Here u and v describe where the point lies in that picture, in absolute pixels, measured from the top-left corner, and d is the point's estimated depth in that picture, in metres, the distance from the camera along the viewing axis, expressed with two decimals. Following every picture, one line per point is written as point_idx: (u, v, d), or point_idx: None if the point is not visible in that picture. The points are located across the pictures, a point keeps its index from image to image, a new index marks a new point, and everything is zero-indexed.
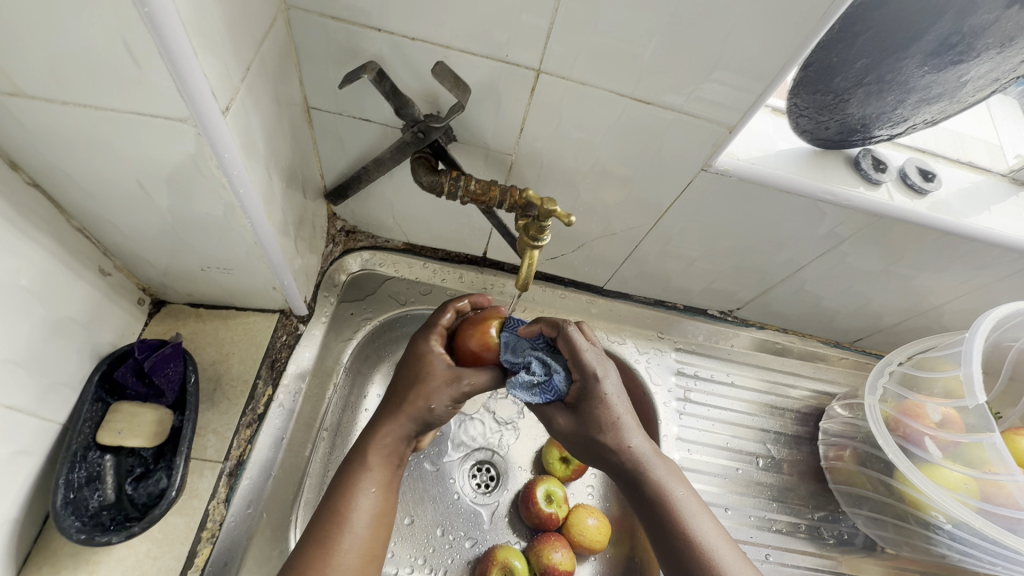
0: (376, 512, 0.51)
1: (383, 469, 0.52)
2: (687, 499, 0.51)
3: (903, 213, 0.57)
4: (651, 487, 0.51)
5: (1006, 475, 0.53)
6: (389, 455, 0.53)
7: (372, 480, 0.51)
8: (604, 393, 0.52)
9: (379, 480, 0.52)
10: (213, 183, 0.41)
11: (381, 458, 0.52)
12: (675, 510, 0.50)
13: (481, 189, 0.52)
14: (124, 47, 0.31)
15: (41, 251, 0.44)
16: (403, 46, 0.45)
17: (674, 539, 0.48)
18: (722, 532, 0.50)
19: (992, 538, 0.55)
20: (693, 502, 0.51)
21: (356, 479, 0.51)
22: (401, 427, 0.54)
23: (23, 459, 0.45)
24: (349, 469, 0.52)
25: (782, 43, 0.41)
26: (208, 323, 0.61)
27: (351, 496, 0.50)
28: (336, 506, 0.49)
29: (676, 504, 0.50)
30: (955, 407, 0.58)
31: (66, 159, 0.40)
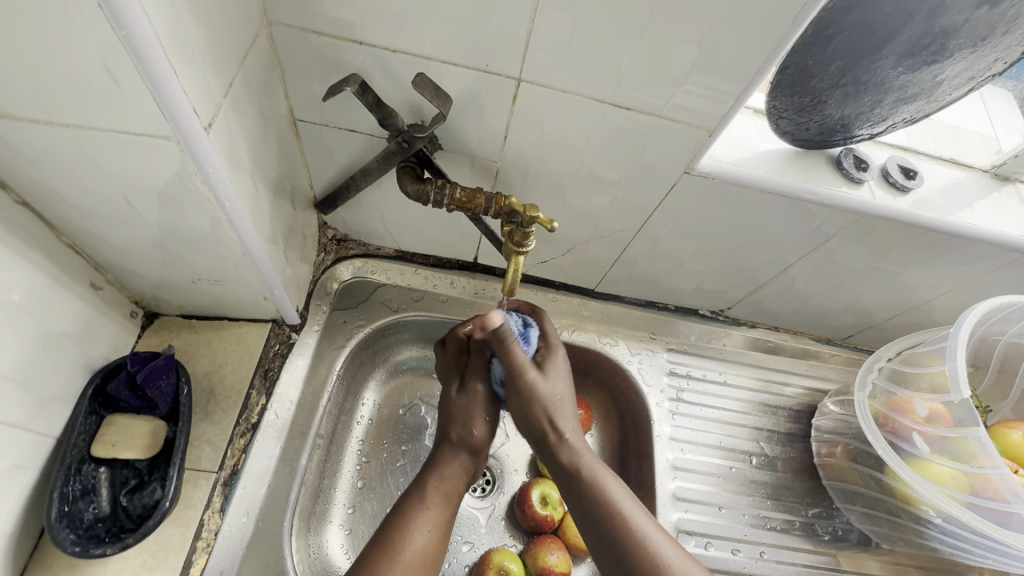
0: (427, 550, 0.50)
1: (439, 505, 0.53)
2: (627, 499, 0.52)
3: (885, 210, 0.57)
4: (592, 488, 0.53)
5: (992, 468, 0.54)
6: (449, 492, 0.55)
7: (426, 515, 0.52)
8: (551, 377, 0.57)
9: (435, 517, 0.52)
10: (199, 198, 0.42)
11: (440, 495, 0.54)
12: (607, 500, 0.51)
13: (466, 197, 0.52)
14: (104, 68, 0.32)
15: (31, 268, 0.45)
16: (384, 58, 0.46)
17: (603, 524, 0.50)
18: (665, 534, 0.50)
19: (980, 532, 0.55)
20: (634, 504, 0.52)
21: (413, 515, 0.52)
22: (455, 460, 0.57)
23: (18, 473, 0.46)
24: (409, 503, 0.53)
25: (757, 47, 0.42)
26: (200, 334, 0.62)
27: (404, 528, 0.51)
28: (389, 540, 0.50)
29: (607, 492, 0.52)
30: (942, 401, 0.58)
31: (54, 177, 0.40)
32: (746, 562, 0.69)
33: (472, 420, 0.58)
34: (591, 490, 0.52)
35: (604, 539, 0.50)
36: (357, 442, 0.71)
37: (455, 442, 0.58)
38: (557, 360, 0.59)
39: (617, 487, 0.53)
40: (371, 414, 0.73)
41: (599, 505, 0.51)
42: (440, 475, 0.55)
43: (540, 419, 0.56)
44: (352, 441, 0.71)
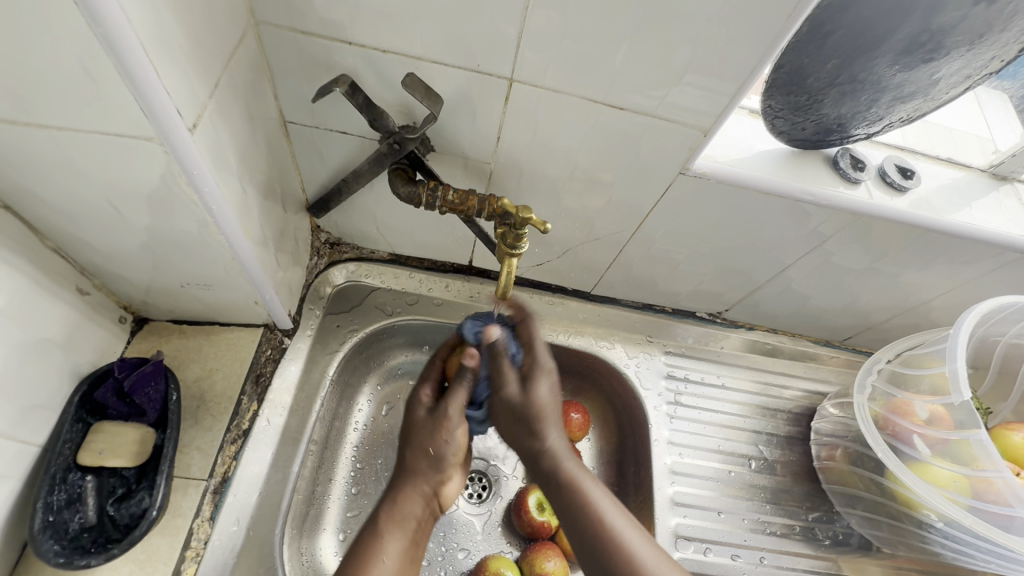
0: None
1: (399, 536, 0.53)
2: (652, 554, 0.51)
3: (882, 211, 0.57)
4: (585, 514, 0.53)
5: (994, 471, 0.52)
6: (408, 522, 0.55)
7: (386, 547, 0.52)
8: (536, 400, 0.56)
9: (395, 550, 0.52)
10: (186, 201, 0.41)
11: (398, 527, 0.54)
12: (588, 505, 0.53)
13: (459, 199, 0.51)
14: (84, 67, 0.30)
15: (16, 273, 0.44)
16: (373, 58, 0.45)
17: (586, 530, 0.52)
18: (649, 541, 0.52)
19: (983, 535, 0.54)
20: (616, 508, 0.54)
21: (371, 547, 0.52)
22: (416, 487, 0.57)
23: (2, 483, 0.45)
24: (366, 537, 0.53)
25: (750, 48, 0.41)
26: (191, 340, 0.61)
27: (366, 567, 0.50)
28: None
29: (588, 498, 0.54)
30: (943, 403, 0.57)
31: (36, 181, 0.39)
32: (746, 567, 0.68)
33: (437, 441, 0.57)
34: (612, 556, 0.50)
35: (585, 542, 0.52)
36: (351, 447, 0.71)
37: (419, 462, 0.57)
38: (542, 371, 0.57)
39: (643, 549, 0.51)
40: (365, 419, 0.73)
41: (580, 516, 0.53)
42: (393, 504, 0.55)
43: (523, 433, 0.57)
44: (345, 446, 0.70)
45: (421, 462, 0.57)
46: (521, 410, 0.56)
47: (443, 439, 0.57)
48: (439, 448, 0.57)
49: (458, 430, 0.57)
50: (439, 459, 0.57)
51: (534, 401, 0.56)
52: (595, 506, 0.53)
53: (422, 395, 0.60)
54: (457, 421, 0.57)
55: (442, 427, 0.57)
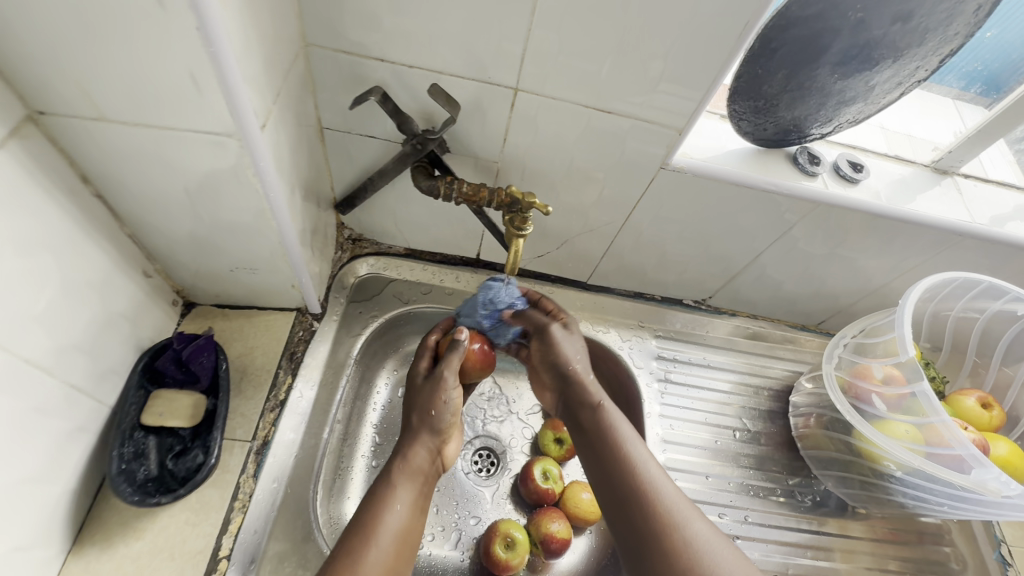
0: (400, 529, 0.55)
1: (409, 487, 0.59)
2: (661, 474, 0.57)
3: (837, 199, 0.66)
4: (607, 430, 0.61)
5: (936, 417, 0.59)
6: (415, 473, 0.61)
7: (398, 498, 0.57)
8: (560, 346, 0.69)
9: (406, 498, 0.58)
10: (249, 190, 0.50)
11: (407, 478, 0.60)
12: (611, 424, 0.62)
13: (472, 191, 0.60)
14: (191, 78, 0.38)
15: (101, 253, 0.51)
16: (401, 72, 0.54)
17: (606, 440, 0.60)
18: (658, 462, 0.59)
19: (934, 478, 0.62)
20: (634, 435, 0.62)
21: (385, 496, 0.57)
22: (420, 439, 0.63)
23: (82, 435, 0.52)
24: (378, 487, 0.58)
25: (713, 60, 0.50)
26: (233, 322, 0.69)
27: (379, 512, 0.55)
28: (363, 522, 0.54)
29: (611, 420, 0.62)
30: (896, 365, 0.64)
31: (127, 172, 0.47)
32: (733, 525, 0.75)
33: (437, 399, 0.64)
34: (624, 466, 0.57)
35: (604, 448, 0.60)
36: (372, 425, 0.78)
37: (422, 424, 0.64)
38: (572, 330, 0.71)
39: (653, 467, 0.58)
40: (383, 401, 0.80)
41: (603, 431, 0.61)
42: (404, 460, 0.61)
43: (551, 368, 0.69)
44: (366, 426, 0.77)
45: (425, 423, 0.64)
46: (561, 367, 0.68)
47: (442, 399, 0.64)
48: (438, 412, 0.64)
49: (453, 389, 0.65)
50: (437, 421, 0.64)
51: (562, 353, 0.69)
52: (616, 427, 0.61)
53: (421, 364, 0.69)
54: (452, 384, 0.65)
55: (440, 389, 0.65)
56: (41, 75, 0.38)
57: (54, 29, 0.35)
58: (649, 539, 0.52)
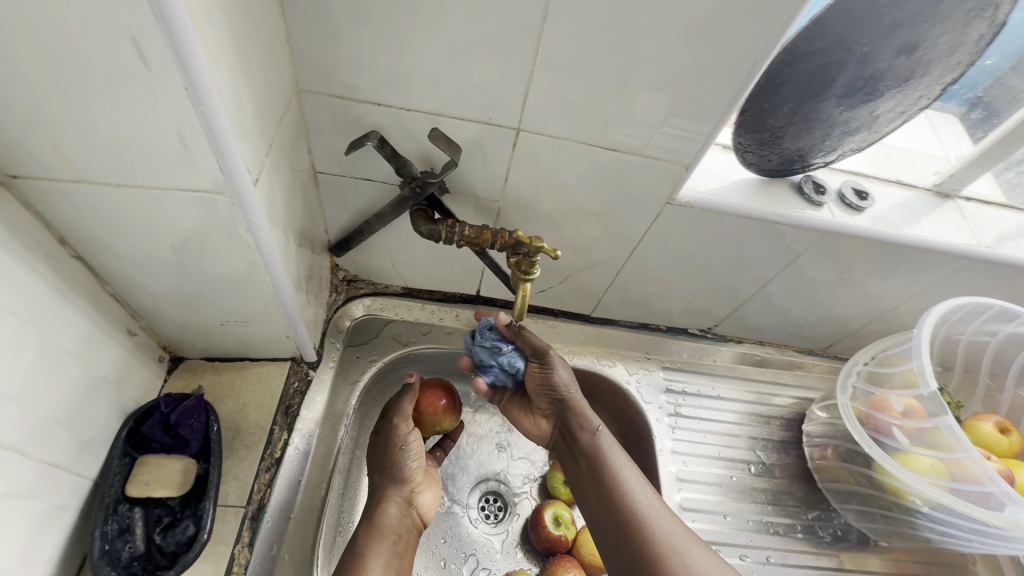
0: None
1: (380, 555, 0.58)
2: (655, 502, 0.59)
3: (844, 227, 0.65)
4: (599, 458, 0.63)
5: (965, 453, 0.58)
6: (388, 536, 0.60)
7: (374, 563, 0.57)
8: (555, 374, 0.66)
9: (379, 566, 0.57)
10: (241, 245, 0.47)
11: (377, 545, 0.59)
12: (603, 453, 0.63)
13: (475, 234, 0.57)
14: (179, 137, 0.36)
15: (81, 316, 0.48)
16: (398, 116, 0.52)
17: (600, 470, 0.62)
18: (654, 492, 0.61)
19: (961, 513, 0.59)
20: (628, 461, 0.63)
21: (361, 559, 0.57)
22: (390, 498, 0.61)
23: (61, 515, 0.48)
24: (354, 552, 0.58)
25: (721, 97, 0.49)
26: (224, 376, 0.65)
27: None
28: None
29: (602, 446, 0.63)
30: (915, 396, 0.63)
31: (108, 232, 0.44)
32: (754, 566, 0.72)
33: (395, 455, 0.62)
34: (618, 495, 0.60)
35: (598, 480, 0.62)
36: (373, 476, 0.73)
37: (385, 479, 0.62)
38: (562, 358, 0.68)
39: (648, 498, 0.59)
40: None
41: (595, 460, 0.63)
42: (373, 524, 0.60)
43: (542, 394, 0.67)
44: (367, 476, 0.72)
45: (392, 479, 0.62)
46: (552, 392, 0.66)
47: (400, 450, 0.62)
48: (400, 462, 0.62)
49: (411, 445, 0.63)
50: (401, 473, 0.62)
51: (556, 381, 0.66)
52: (608, 456, 0.63)
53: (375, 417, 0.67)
54: (407, 431, 0.63)
55: (398, 435, 0.63)
56: (14, 138, 0.35)
57: (27, 90, 0.32)
58: (649, 574, 0.54)
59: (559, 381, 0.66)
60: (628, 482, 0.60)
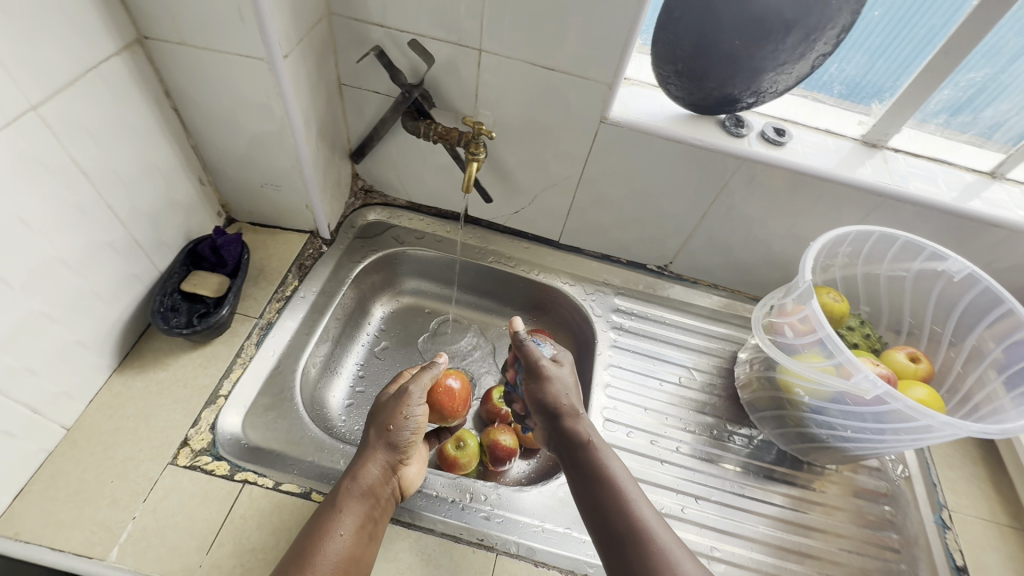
0: (346, 553, 0.57)
1: (354, 513, 0.60)
2: (664, 531, 0.59)
3: (758, 156, 0.76)
4: (607, 483, 0.62)
5: (826, 329, 0.64)
6: (362, 500, 0.61)
7: (343, 524, 0.58)
8: (549, 379, 0.70)
9: (351, 525, 0.59)
10: (274, 109, 0.68)
11: (355, 502, 0.61)
12: (613, 478, 0.63)
13: (445, 130, 0.76)
14: (238, 12, 0.58)
15: (171, 153, 0.71)
16: (396, 36, 0.72)
17: (605, 494, 0.62)
18: (663, 524, 0.60)
19: (856, 415, 0.66)
20: (637, 490, 0.63)
21: (330, 522, 0.58)
22: (376, 459, 0.65)
23: (137, 282, 0.70)
24: (327, 513, 0.59)
25: (626, 23, 0.64)
26: (261, 236, 0.88)
27: (324, 537, 0.57)
28: (307, 545, 0.56)
29: (614, 474, 0.63)
30: (800, 293, 0.71)
31: (193, 89, 0.67)
32: (663, 452, 0.81)
33: (398, 419, 0.67)
34: (626, 520, 0.59)
35: (603, 505, 0.61)
36: (365, 343, 0.95)
37: (379, 440, 0.66)
38: (565, 358, 0.73)
39: (664, 536, 0.58)
40: (376, 328, 0.97)
41: (603, 485, 0.62)
42: (350, 489, 0.61)
43: (550, 401, 0.69)
44: (359, 342, 0.94)
45: (380, 440, 0.66)
46: (551, 408, 0.69)
47: (403, 416, 0.67)
48: (399, 427, 0.67)
49: (416, 408, 0.68)
50: (393, 437, 0.66)
51: (556, 397, 0.69)
52: (617, 481, 0.63)
53: (388, 391, 0.74)
54: (417, 401, 0.68)
55: (403, 407, 0.68)
56: (148, 7, 0.58)
57: None
58: None
59: (552, 396, 0.69)
60: (637, 510, 0.60)
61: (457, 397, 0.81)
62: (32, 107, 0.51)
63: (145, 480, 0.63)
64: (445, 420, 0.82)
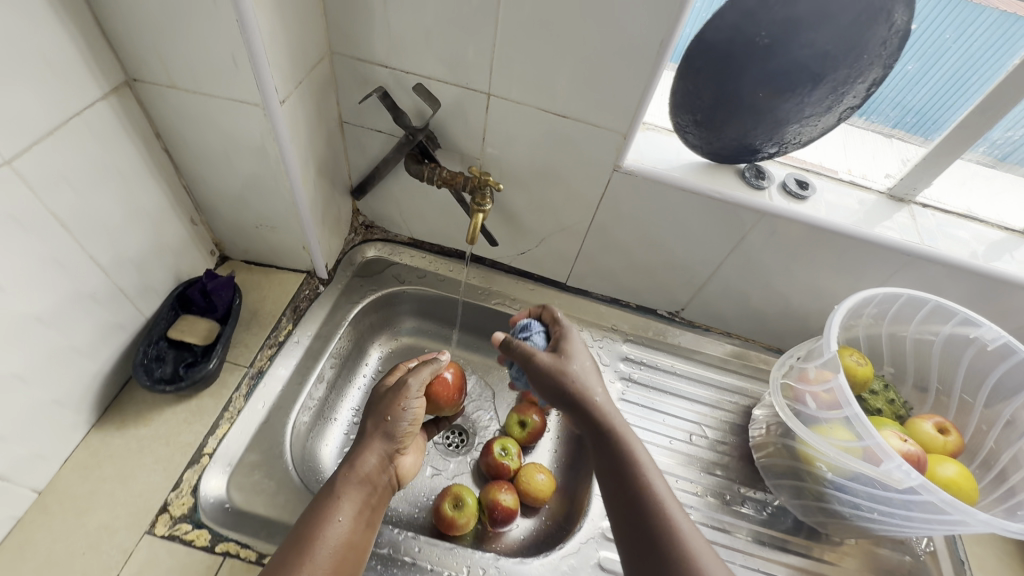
0: (343, 538, 0.57)
1: (352, 500, 0.60)
2: (683, 515, 0.55)
3: (780, 210, 0.72)
4: (626, 462, 0.59)
5: (854, 409, 0.60)
6: (360, 486, 0.61)
7: (341, 509, 0.58)
8: (556, 364, 0.64)
9: (350, 510, 0.59)
10: (271, 153, 0.65)
11: (354, 489, 0.61)
12: (633, 458, 0.59)
13: (450, 175, 0.72)
14: (232, 57, 0.54)
15: (162, 196, 0.68)
16: (401, 77, 0.69)
17: (623, 474, 0.58)
18: (682, 508, 0.56)
19: (884, 499, 0.61)
20: (657, 472, 0.59)
21: (329, 508, 0.58)
22: (373, 447, 0.65)
23: (120, 332, 0.67)
24: (324, 499, 0.59)
25: (644, 74, 0.61)
26: (256, 275, 0.84)
27: (322, 522, 0.57)
28: (305, 533, 0.56)
29: (634, 454, 0.59)
30: (823, 363, 0.66)
31: (184, 131, 0.64)
32: None
33: (395, 407, 0.67)
34: (644, 501, 0.55)
35: (620, 487, 0.57)
36: (360, 388, 0.91)
37: (376, 430, 0.66)
38: (570, 343, 0.67)
39: (677, 510, 0.55)
40: (372, 371, 0.93)
41: (620, 463, 0.59)
42: (348, 476, 0.62)
43: (553, 386, 0.64)
44: (354, 387, 0.90)
45: (379, 427, 0.66)
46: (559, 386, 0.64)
47: (401, 403, 0.67)
48: (396, 419, 0.67)
49: (414, 398, 0.68)
50: (391, 426, 0.66)
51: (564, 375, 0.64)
52: (638, 460, 0.59)
53: (388, 380, 0.73)
54: (414, 392, 0.68)
55: (401, 397, 0.67)
56: (137, 51, 0.55)
57: (146, 14, 0.52)
58: None
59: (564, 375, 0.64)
60: (656, 491, 0.56)
61: (450, 389, 0.83)
62: (6, 162, 0.47)
63: (119, 552, 0.58)
64: (440, 409, 0.84)
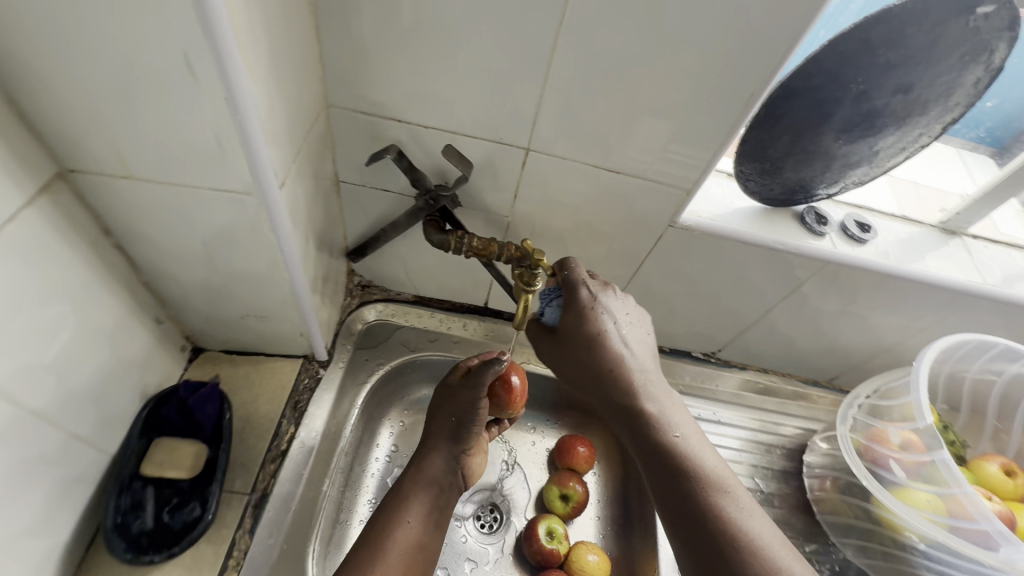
0: (411, 543, 0.55)
1: (421, 501, 0.59)
2: (754, 519, 0.49)
3: (846, 258, 0.66)
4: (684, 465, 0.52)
5: (959, 488, 0.58)
6: (430, 485, 0.60)
7: (409, 512, 0.57)
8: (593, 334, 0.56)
9: (419, 512, 0.58)
10: (264, 242, 0.50)
11: (423, 491, 0.60)
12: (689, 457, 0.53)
13: (482, 245, 0.60)
14: (216, 140, 0.40)
15: (117, 303, 0.52)
16: (418, 132, 0.56)
17: (677, 479, 0.52)
18: (754, 512, 0.50)
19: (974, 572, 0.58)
20: (721, 474, 0.52)
21: (397, 511, 0.57)
22: (440, 449, 0.62)
23: (80, 485, 0.51)
24: (394, 500, 0.59)
25: (720, 126, 0.52)
26: (241, 367, 0.69)
27: (392, 523, 0.56)
28: (377, 532, 0.55)
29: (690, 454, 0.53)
30: (912, 430, 0.64)
31: (144, 224, 0.48)
32: None
33: (462, 407, 0.62)
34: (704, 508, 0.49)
35: (676, 492, 0.51)
36: (374, 476, 0.75)
37: (444, 429, 0.63)
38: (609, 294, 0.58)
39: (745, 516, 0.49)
40: (385, 455, 0.77)
41: (676, 469, 0.52)
42: (415, 480, 0.60)
43: (594, 360, 0.57)
44: (367, 482, 0.74)
45: (445, 427, 0.63)
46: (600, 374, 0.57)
47: (467, 405, 0.61)
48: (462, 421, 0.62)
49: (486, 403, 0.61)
50: (461, 426, 0.62)
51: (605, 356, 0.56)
52: (696, 465, 0.52)
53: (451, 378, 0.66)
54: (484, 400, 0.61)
55: (463, 400, 0.62)
56: (72, 136, 0.40)
57: (87, 91, 0.36)
58: None
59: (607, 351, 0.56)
60: (719, 497, 0.50)
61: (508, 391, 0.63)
62: None
63: None
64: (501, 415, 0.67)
